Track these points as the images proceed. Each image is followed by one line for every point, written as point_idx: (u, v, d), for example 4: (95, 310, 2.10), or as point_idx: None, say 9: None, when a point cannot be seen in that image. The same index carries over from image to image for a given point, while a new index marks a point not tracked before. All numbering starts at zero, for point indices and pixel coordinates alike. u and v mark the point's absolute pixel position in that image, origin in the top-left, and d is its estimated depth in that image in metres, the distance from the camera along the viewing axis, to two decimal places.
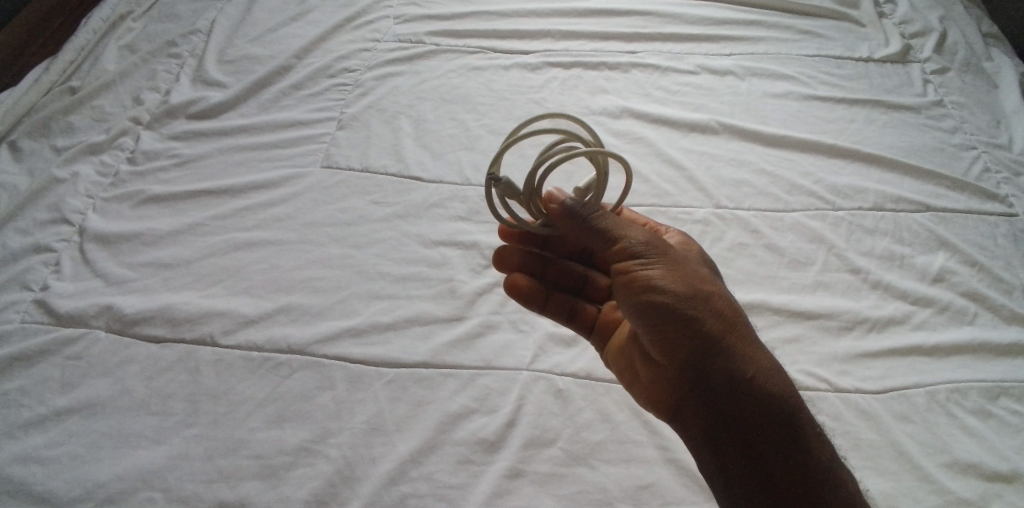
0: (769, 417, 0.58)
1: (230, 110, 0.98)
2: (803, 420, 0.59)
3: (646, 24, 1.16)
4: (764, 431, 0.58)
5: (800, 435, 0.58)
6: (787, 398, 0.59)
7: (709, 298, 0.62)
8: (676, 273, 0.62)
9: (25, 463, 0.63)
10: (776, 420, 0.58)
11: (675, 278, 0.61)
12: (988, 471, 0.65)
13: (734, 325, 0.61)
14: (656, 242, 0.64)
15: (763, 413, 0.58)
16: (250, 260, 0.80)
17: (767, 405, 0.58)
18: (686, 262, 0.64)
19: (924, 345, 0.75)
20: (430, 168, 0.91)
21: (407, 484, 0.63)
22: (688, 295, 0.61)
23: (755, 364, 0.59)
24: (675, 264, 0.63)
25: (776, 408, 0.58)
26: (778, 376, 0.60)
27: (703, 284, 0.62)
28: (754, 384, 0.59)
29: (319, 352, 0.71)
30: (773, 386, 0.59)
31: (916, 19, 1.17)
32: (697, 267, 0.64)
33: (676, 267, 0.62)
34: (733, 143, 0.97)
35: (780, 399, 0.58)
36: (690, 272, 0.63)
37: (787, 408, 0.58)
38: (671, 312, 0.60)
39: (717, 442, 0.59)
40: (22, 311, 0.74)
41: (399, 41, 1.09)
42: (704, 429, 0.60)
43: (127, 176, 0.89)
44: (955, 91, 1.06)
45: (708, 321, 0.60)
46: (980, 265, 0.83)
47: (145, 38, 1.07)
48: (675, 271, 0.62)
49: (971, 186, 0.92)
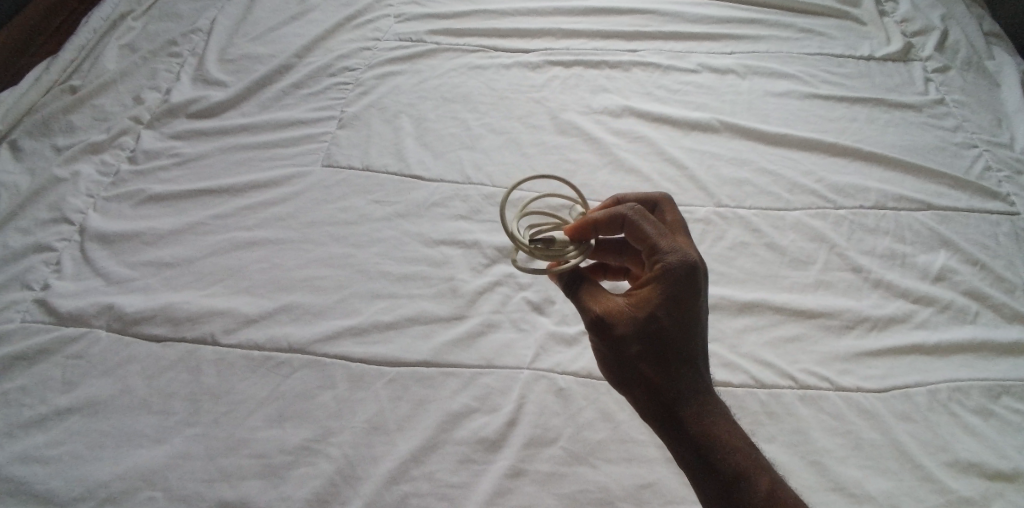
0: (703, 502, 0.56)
1: (231, 109, 0.98)
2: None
3: (647, 23, 1.16)
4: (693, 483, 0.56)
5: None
6: (727, 487, 0.54)
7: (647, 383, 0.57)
8: (618, 355, 0.58)
9: (26, 462, 0.63)
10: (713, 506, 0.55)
11: (616, 359, 0.58)
12: (990, 470, 0.65)
13: (675, 410, 0.56)
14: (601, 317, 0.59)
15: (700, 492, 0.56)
16: (251, 259, 0.80)
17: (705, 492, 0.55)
18: (631, 337, 0.57)
19: (926, 344, 0.75)
20: (431, 167, 0.91)
21: (409, 483, 0.63)
22: (625, 379, 0.58)
23: (693, 449, 0.55)
24: (617, 344, 0.58)
25: (712, 497, 0.55)
26: (720, 463, 0.55)
27: (642, 367, 0.57)
28: (690, 470, 0.56)
29: (321, 351, 0.71)
30: (709, 475, 0.55)
31: (917, 17, 1.17)
32: (646, 343, 0.56)
33: (620, 346, 0.58)
34: (735, 142, 0.97)
35: (716, 488, 0.55)
36: (629, 354, 0.57)
37: (724, 500, 0.54)
38: (618, 387, 0.60)
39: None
40: (23, 309, 0.74)
41: (399, 40, 1.09)
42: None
43: (129, 175, 0.89)
44: (956, 89, 1.06)
45: (645, 407, 0.58)
46: (982, 264, 0.83)
47: (145, 38, 1.07)
48: (619, 353, 0.58)
49: (973, 184, 0.92)
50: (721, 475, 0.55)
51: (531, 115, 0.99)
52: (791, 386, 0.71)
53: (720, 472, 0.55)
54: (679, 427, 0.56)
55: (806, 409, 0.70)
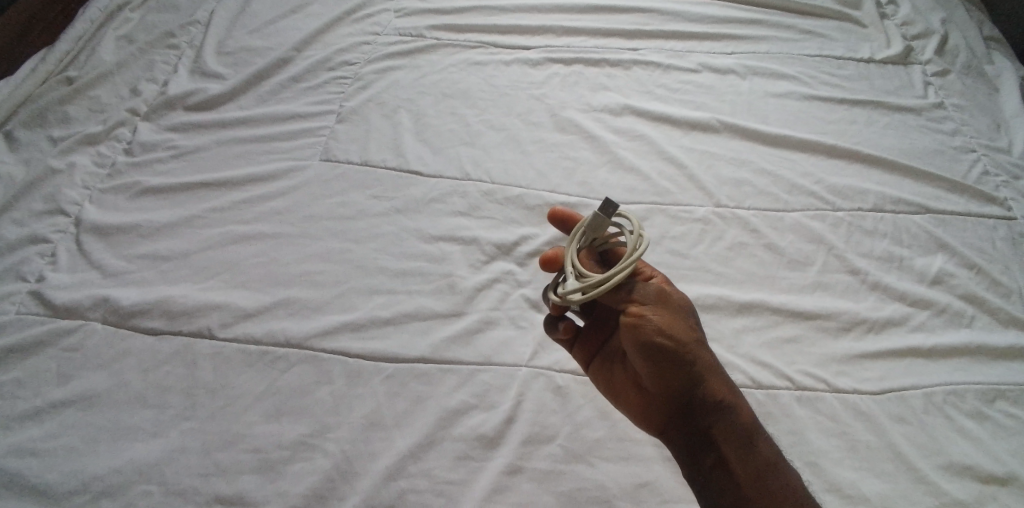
0: (753, 465, 0.60)
1: (229, 102, 0.97)
2: (786, 486, 0.59)
3: (648, 22, 1.15)
4: (739, 448, 0.61)
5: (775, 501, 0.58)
6: (768, 461, 0.60)
7: (701, 359, 0.62)
8: (678, 330, 0.62)
9: (19, 455, 0.63)
10: (751, 483, 0.59)
11: (674, 335, 0.62)
12: (984, 473, 0.66)
13: (725, 379, 0.63)
14: (664, 293, 0.64)
15: (737, 472, 0.60)
16: (250, 253, 0.79)
17: (745, 469, 0.60)
18: (688, 317, 0.64)
19: (923, 346, 0.75)
20: (430, 163, 0.90)
21: (406, 479, 0.63)
22: (683, 353, 0.62)
23: (738, 424, 0.61)
24: (677, 321, 0.62)
25: (761, 458, 0.60)
26: (761, 439, 0.61)
27: (697, 344, 0.63)
28: (744, 432, 0.61)
29: (318, 346, 0.71)
30: (753, 450, 0.60)
31: (917, 20, 1.17)
32: (697, 325, 0.64)
33: (678, 324, 0.63)
34: (735, 142, 0.97)
35: (758, 461, 0.60)
36: (689, 330, 0.63)
37: (771, 461, 0.60)
38: (667, 367, 0.62)
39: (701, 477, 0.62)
40: (17, 301, 0.73)
41: (400, 35, 1.09)
42: (695, 462, 0.62)
43: (126, 168, 0.88)
44: (955, 93, 1.07)
45: (701, 381, 0.62)
46: (978, 268, 0.84)
47: (143, 28, 1.06)
48: (681, 326, 0.62)
49: (971, 188, 0.92)
50: (763, 448, 0.61)
51: (531, 113, 0.99)
52: (788, 387, 0.72)
53: (761, 447, 0.61)
54: (727, 403, 0.62)
55: (804, 409, 0.70)
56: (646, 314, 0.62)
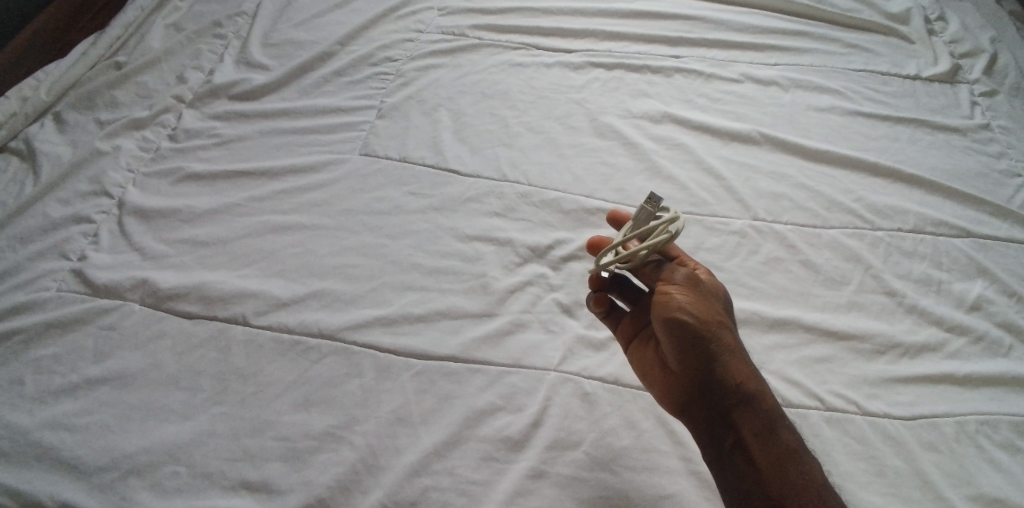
0: (774, 455, 0.60)
1: (272, 93, 0.99)
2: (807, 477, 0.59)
3: (691, 29, 1.14)
4: (760, 437, 0.61)
5: (797, 492, 0.58)
6: (791, 450, 0.60)
7: (729, 343, 0.62)
8: (708, 313, 0.63)
9: (56, 428, 0.65)
10: (773, 471, 0.59)
11: (702, 317, 0.62)
12: (1015, 507, 0.64)
13: (750, 366, 0.63)
14: (695, 278, 0.65)
15: (759, 460, 0.60)
16: (286, 243, 0.80)
17: (767, 457, 0.60)
18: (716, 301, 0.64)
19: (958, 374, 0.73)
20: (466, 162, 0.90)
21: (430, 477, 0.63)
22: (709, 335, 0.62)
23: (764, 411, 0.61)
24: (705, 304, 0.63)
25: (783, 448, 0.60)
26: (785, 429, 0.61)
27: (726, 328, 0.63)
28: (766, 420, 0.61)
29: (350, 339, 0.72)
30: (776, 439, 0.60)
31: (967, 38, 1.15)
32: (725, 311, 0.65)
33: (707, 308, 0.63)
34: (774, 155, 0.96)
35: (779, 451, 0.60)
36: (716, 314, 0.63)
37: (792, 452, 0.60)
38: (693, 349, 0.62)
39: (720, 464, 0.61)
40: (60, 279, 0.75)
41: (441, 33, 1.09)
42: (714, 448, 0.62)
43: (168, 153, 0.90)
44: (1004, 115, 1.04)
45: (727, 364, 0.62)
46: (1020, 296, 0.81)
47: (192, 17, 1.08)
48: (708, 309, 0.63)
49: (1015, 214, 0.90)
50: (787, 438, 0.61)
51: (569, 116, 0.99)
52: (818, 407, 0.70)
53: (784, 436, 0.61)
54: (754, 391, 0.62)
55: (833, 431, 0.69)
56: (676, 295, 0.63)
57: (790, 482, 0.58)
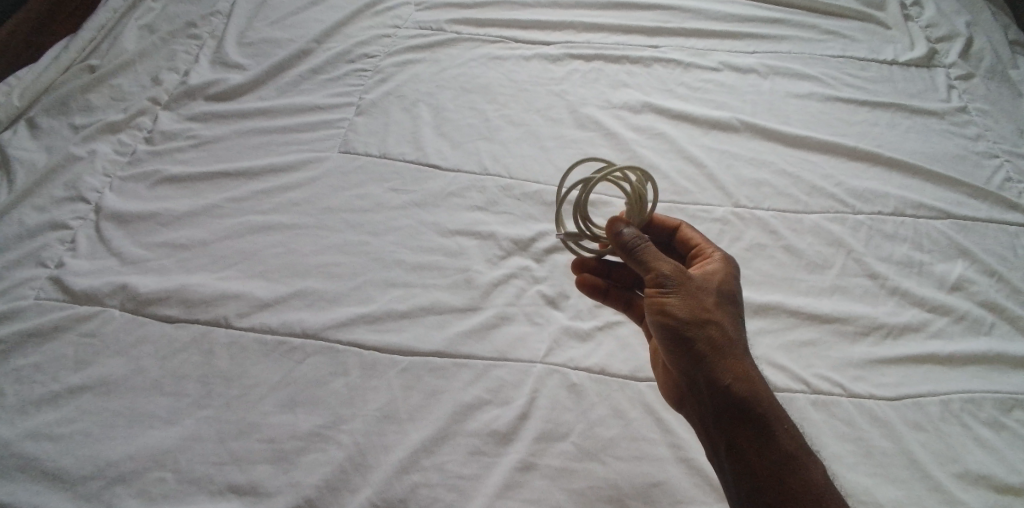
0: (768, 458, 0.58)
1: (249, 93, 0.98)
2: (802, 485, 0.56)
3: (669, 19, 1.15)
4: (755, 439, 0.59)
5: (788, 498, 0.56)
6: (787, 451, 0.58)
7: (718, 340, 0.62)
8: (695, 309, 0.63)
9: (37, 439, 0.64)
10: (766, 471, 0.57)
11: (685, 315, 0.63)
12: (1000, 482, 0.65)
13: (746, 363, 0.62)
14: (685, 274, 0.65)
15: (753, 464, 0.58)
16: (267, 243, 0.80)
17: (761, 461, 0.58)
18: (708, 297, 0.64)
19: (941, 353, 0.74)
20: (448, 157, 0.90)
21: (419, 473, 0.63)
22: (693, 333, 0.62)
23: (759, 410, 0.59)
24: (691, 301, 0.63)
25: (779, 452, 0.58)
26: (783, 430, 0.59)
27: (716, 324, 0.63)
28: (761, 420, 0.59)
29: (334, 337, 0.71)
30: (773, 442, 0.58)
31: (942, 23, 1.16)
32: (720, 305, 0.64)
33: (695, 304, 0.63)
34: (754, 143, 0.96)
35: (774, 455, 0.58)
36: (705, 311, 0.63)
37: (789, 455, 0.58)
38: (681, 348, 0.63)
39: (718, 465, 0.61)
40: (37, 287, 0.74)
41: (419, 28, 1.09)
42: (711, 448, 0.62)
43: (145, 156, 0.89)
44: (980, 98, 1.05)
45: (716, 362, 0.61)
46: (999, 275, 0.82)
47: (165, 18, 1.06)
48: (693, 306, 0.63)
49: (993, 194, 0.91)
50: (784, 437, 0.59)
51: (550, 108, 0.98)
52: (804, 391, 0.71)
53: (784, 438, 0.59)
54: (748, 388, 0.60)
55: (820, 414, 0.69)
56: (660, 296, 0.64)
57: (781, 488, 0.57)
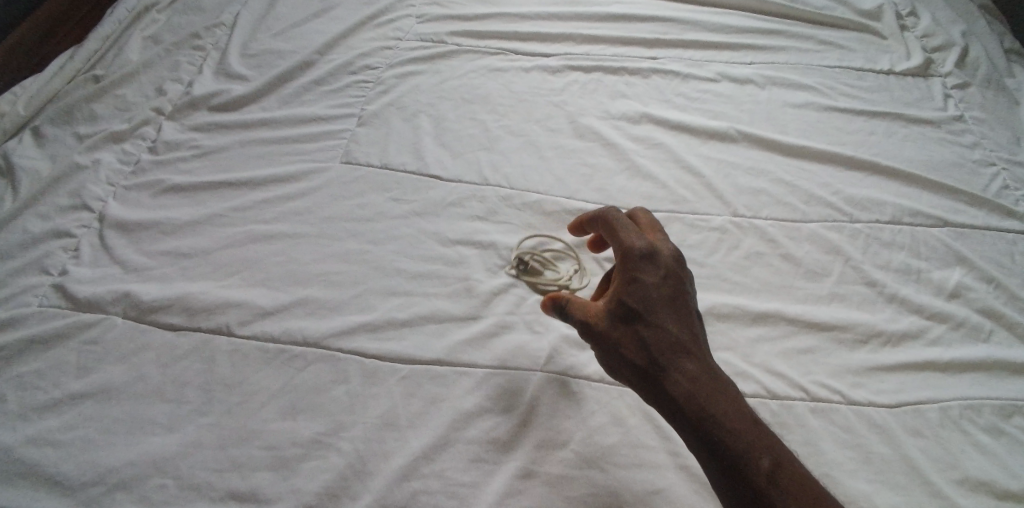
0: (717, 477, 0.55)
1: (252, 103, 0.99)
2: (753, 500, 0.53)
3: (667, 30, 1.16)
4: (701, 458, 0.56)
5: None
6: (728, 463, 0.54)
7: (636, 376, 0.59)
8: (607, 357, 0.61)
9: (40, 446, 0.64)
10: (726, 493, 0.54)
11: (607, 364, 0.62)
12: (998, 489, 0.65)
13: (668, 380, 0.58)
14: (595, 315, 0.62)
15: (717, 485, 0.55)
16: (269, 252, 0.80)
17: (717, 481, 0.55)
18: (615, 331, 0.61)
19: (939, 360, 0.75)
20: (448, 167, 0.91)
21: (420, 480, 0.63)
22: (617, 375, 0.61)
23: (695, 430, 0.55)
24: (603, 347, 0.62)
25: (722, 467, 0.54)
26: (722, 442, 0.54)
27: (630, 363, 0.59)
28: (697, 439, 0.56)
29: (335, 345, 0.72)
30: (715, 459, 0.54)
31: (939, 33, 1.17)
32: (630, 337, 0.60)
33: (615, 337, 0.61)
34: (752, 152, 0.97)
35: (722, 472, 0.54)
36: (616, 353, 0.60)
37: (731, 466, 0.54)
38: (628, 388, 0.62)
39: None
40: (41, 295, 0.75)
41: (420, 39, 1.10)
42: None
43: (149, 165, 0.90)
44: (976, 107, 1.06)
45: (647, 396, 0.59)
46: (997, 282, 0.83)
47: (169, 29, 1.08)
48: (602, 350, 0.62)
49: (990, 202, 0.92)
50: (726, 447, 0.54)
51: (549, 118, 0.99)
52: (802, 398, 0.71)
53: (725, 449, 0.54)
54: (686, 406, 0.56)
55: (819, 421, 0.70)
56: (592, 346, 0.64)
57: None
